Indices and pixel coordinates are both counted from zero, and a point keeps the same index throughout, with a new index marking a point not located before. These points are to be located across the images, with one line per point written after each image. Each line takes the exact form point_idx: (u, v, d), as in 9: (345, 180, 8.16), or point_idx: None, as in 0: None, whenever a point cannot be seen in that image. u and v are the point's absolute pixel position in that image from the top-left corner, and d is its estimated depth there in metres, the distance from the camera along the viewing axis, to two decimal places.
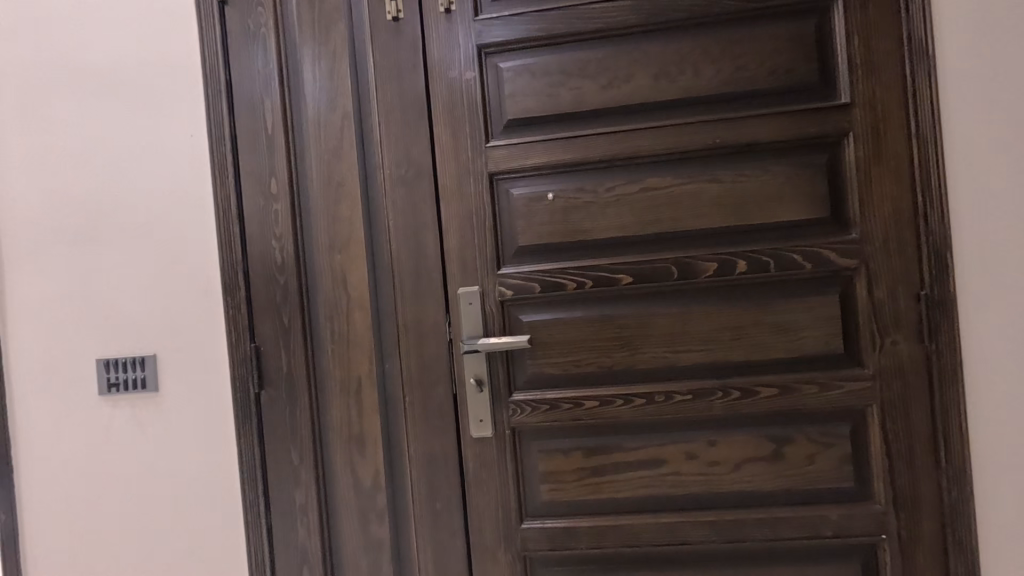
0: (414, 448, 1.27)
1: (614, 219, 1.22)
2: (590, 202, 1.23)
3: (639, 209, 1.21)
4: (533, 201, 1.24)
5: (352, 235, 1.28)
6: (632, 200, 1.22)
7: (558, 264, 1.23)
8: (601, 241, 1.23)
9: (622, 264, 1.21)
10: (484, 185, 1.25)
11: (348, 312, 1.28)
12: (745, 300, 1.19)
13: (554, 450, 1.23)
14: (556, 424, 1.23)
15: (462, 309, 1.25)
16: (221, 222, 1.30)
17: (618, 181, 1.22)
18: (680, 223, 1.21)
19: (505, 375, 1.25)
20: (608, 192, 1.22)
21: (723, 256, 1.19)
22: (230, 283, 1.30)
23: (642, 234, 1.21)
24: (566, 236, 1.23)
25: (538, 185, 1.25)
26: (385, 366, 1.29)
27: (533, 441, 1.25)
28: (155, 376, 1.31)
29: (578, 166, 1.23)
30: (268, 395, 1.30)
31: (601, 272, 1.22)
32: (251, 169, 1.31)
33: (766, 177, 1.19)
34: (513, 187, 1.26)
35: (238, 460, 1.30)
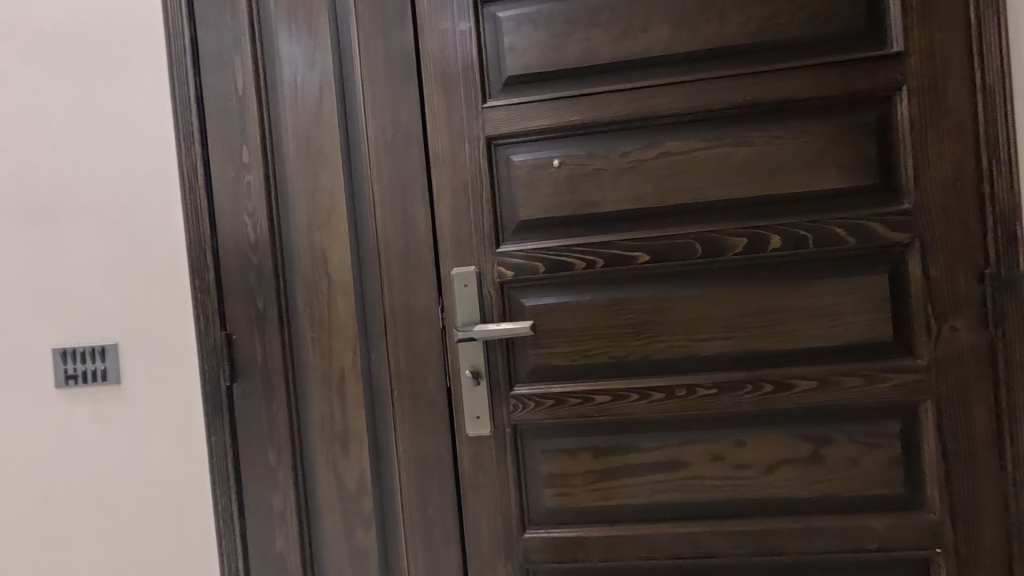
0: (404, 449, 1.13)
1: (630, 189, 1.07)
2: (602, 170, 1.08)
3: (657, 177, 1.06)
4: (536, 170, 1.10)
5: (333, 209, 1.14)
6: (651, 167, 1.07)
7: (566, 240, 1.09)
8: (614, 214, 1.08)
9: (639, 240, 1.07)
10: (481, 151, 1.11)
11: (328, 296, 1.14)
12: (780, 281, 1.04)
13: (561, 451, 1.09)
14: (563, 422, 1.09)
15: (457, 292, 1.11)
16: (188, 196, 1.16)
17: (633, 145, 1.08)
18: (705, 193, 1.05)
19: (505, 366, 1.10)
20: (622, 158, 1.08)
21: (754, 230, 1.04)
22: (199, 263, 1.16)
23: (661, 205, 1.07)
24: (574, 209, 1.09)
25: (543, 151, 1.10)
26: (371, 356, 1.15)
27: (537, 441, 1.10)
28: (117, 367, 1.18)
29: (588, 128, 1.08)
30: (242, 388, 1.16)
31: (614, 250, 1.07)
32: (220, 136, 1.17)
33: (805, 139, 1.03)
34: (514, 153, 1.11)
35: (209, 460, 1.17)
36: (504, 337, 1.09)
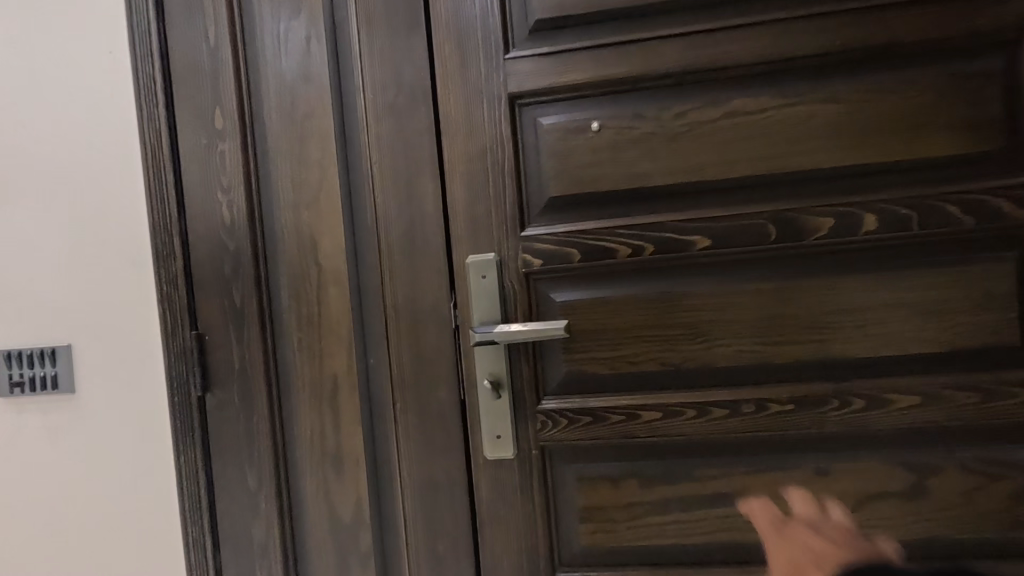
0: (408, 473, 0.94)
1: (686, 158, 0.87)
2: (652, 135, 0.88)
3: (721, 143, 0.86)
4: (570, 136, 0.90)
5: (324, 185, 0.95)
6: (713, 130, 0.86)
7: (607, 223, 0.89)
8: (667, 190, 0.88)
9: (698, 222, 0.87)
10: (503, 113, 0.91)
11: (318, 289, 0.95)
12: (875, 272, 0.84)
13: (599, 478, 0.90)
14: (601, 443, 0.90)
15: (473, 286, 0.92)
16: (149, 169, 0.97)
17: (691, 104, 0.87)
18: (781, 164, 0.85)
19: (531, 376, 0.91)
20: (677, 121, 0.87)
21: (843, 209, 0.84)
22: (163, 249, 0.97)
23: (726, 178, 0.86)
24: (617, 183, 0.89)
25: (578, 112, 0.90)
26: (369, 362, 0.96)
27: (569, 467, 0.91)
28: (71, 373, 1.00)
29: (635, 83, 0.88)
30: (216, 400, 0.98)
31: (667, 234, 0.87)
32: (188, 95, 0.96)
33: (910, 95, 0.83)
34: (543, 115, 0.91)
35: (177, 484, 0.99)
36: (531, 340, 0.89)
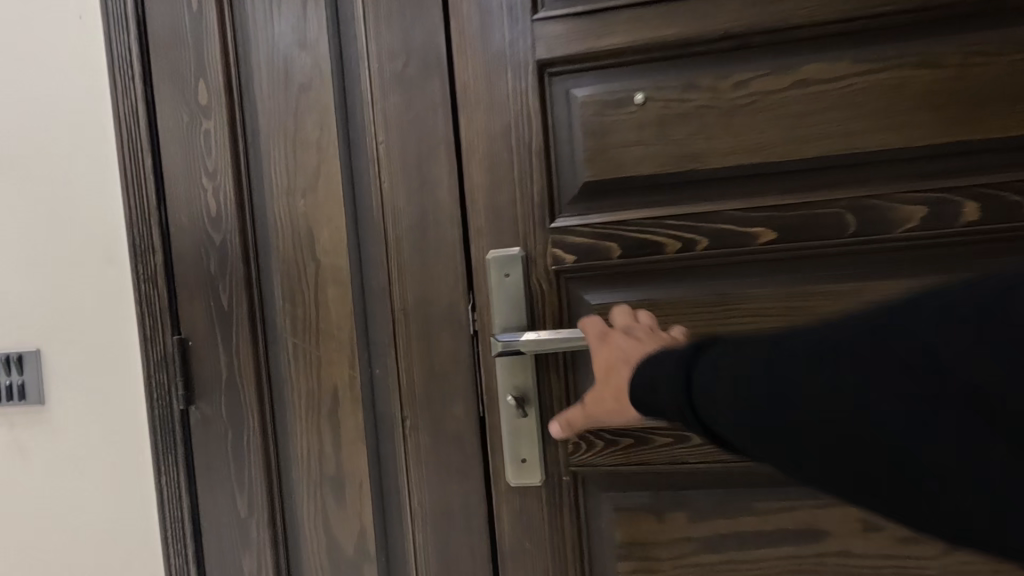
0: (419, 500, 0.82)
1: (748, 136, 0.73)
2: (707, 108, 0.74)
3: (790, 117, 0.73)
4: (609, 111, 0.76)
5: (323, 169, 0.82)
6: (780, 103, 0.73)
7: (652, 213, 0.76)
8: (724, 173, 0.75)
9: (761, 212, 0.73)
10: (530, 84, 0.78)
11: (316, 288, 0.83)
12: (974, 272, 0.71)
13: (640, 509, 0.78)
14: (643, 469, 0.77)
15: (495, 285, 0.79)
16: (123, 149, 0.84)
17: (754, 72, 0.73)
18: (862, 142, 0.72)
19: (562, 390, 0.79)
20: (737, 91, 0.74)
21: (938, 196, 0.70)
22: (141, 242, 0.85)
23: (794, 160, 0.73)
24: (664, 166, 0.75)
25: (619, 81, 0.76)
26: (374, 372, 0.84)
27: (605, 496, 0.79)
28: (40, 381, 0.88)
29: (687, 46, 0.74)
30: (201, 413, 0.86)
31: (723, 226, 0.74)
32: (167, 63, 0.84)
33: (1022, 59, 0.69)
34: (577, 86, 0.77)
35: (158, 508, 0.87)
36: (563, 350, 0.77)
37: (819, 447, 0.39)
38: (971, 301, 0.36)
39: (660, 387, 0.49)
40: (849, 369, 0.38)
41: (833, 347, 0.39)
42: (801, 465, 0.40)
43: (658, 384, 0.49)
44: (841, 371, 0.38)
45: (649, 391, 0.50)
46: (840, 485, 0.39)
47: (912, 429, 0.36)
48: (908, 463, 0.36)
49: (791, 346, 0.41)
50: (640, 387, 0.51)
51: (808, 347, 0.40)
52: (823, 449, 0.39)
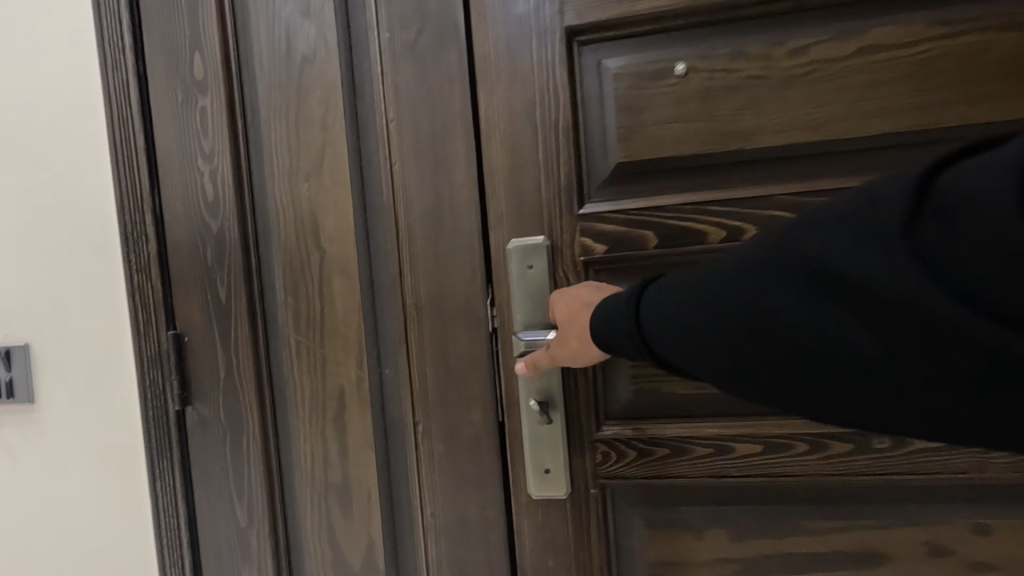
0: (431, 513, 0.76)
1: (804, 110, 0.65)
2: (757, 80, 0.66)
3: (854, 89, 0.64)
4: (645, 83, 0.68)
5: (329, 150, 0.75)
6: (841, 73, 0.65)
7: (693, 198, 0.68)
8: (776, 153, 0.66)
9: (818, 197, 0.65)
10: (557, 53, 0.70)
11: (321, 281, 0.76)
12: None
13: (676, 526, 0.71)
14: (679, 482, 0.70)
15: (517, 277, 0.72)
16: (114, 129, 0.78)
17: (812, 37, 0.65)
18: (935, 116, 0.63)
19: (590, 394, 0.71)
20: (792, 60, 0.65)
21: None
22: (133, 229, 0.78)
23: (857, 137, 0.65)
24: (708, 145, 0.67)
25: (657, 49, 0.68)
26: (384, 373, 0.77)
27: (636, 512, 0.72)
28: (28, 379, 0.82)
29: (736, 9, 0.66)
30: (199, 415, 0.80)
31: (774, 213, 0.66)
32: (161, 34, 0.77)
33: None
34: (609, 55, 0.69)
35: (153, 516, 0.81)
36: None
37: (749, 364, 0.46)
38: (872, 219, 0.40)
39: (621, 326, 0.54)
40: (774, 297, 0.43)
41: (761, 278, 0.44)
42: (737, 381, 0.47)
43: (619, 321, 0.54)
44: (765, 298, 0.44)
45: (608, 328, 0.55)
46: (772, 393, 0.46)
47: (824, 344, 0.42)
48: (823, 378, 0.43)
49: (726, 274, 0.46)
50: (600, 328, 0.56)
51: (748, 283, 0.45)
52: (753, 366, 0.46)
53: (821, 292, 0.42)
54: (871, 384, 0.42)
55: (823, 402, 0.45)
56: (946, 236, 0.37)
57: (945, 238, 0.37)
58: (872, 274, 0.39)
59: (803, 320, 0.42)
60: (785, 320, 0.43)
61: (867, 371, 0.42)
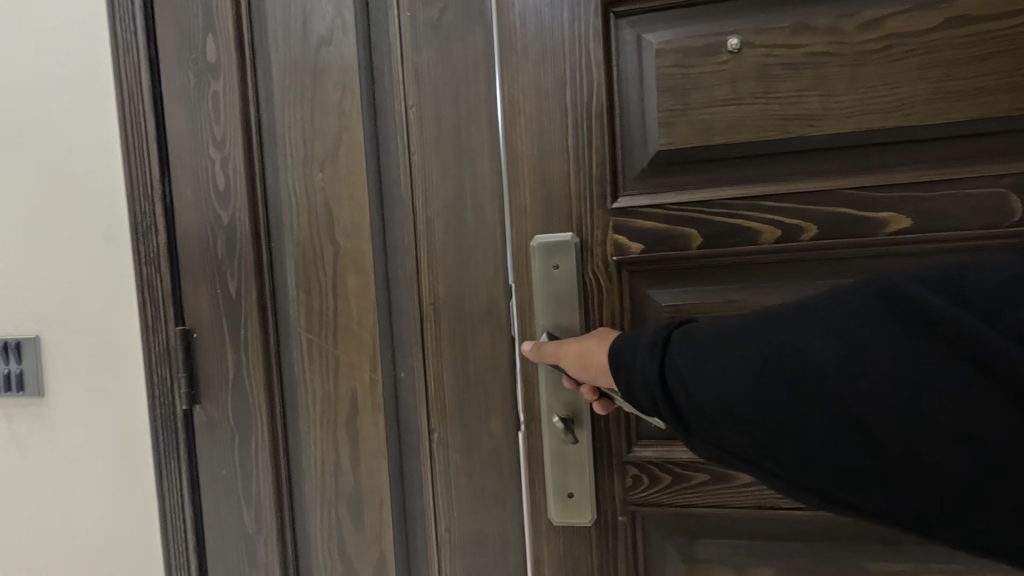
0: (446, 528, 0.71)
1: (878, 91, 0.60)
2: (824, 56, 0.60)
3: (933, 67, 0.59)
4: (696, 60, 0.62)
5: (346, 138, 0.70)
6: (922, 49, 0.59)
7: (746, 189, 0.63)
8: (841, 140, 0.61)
9: (888, 190, 0.60)
10: (595, 25, 0.63)
11: (334, 276, 0.72)
12: None
13: (714, 558, 0.65)
14: (718, 512, 0.64)
15: (542, 278, 0.66)
16: (125, 117, 0.74)
17: (888, 8, 0.59)
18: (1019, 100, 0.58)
19: (620, 413, 0.65)
20: (866, 35, 0.60)
21: None
22: (143, 220, 0.75)
23: (938, 121, 0.59)
24: (765, 130, 0.62)
25: (708, 23, 0.62)
26: (398, 375, 0.72)
27: (673, 534, 0.66)
28: (37, 372, 0.80)
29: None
30: (207, 415, 0.76)
31: (838, 209, 0.61)
32: (172, 13, 0.73)
33: None
34: (648, 29, 0.63)
35: (160, 517, 0.78)
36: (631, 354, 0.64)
37: (780, 405, 0.42)
38: (945, 281, 0.39)
39: (640, 346, 0.51)
40: (823, 345, 0.41)
41: (808, 315, 0.43)
42: (760, 424, 0.43)
43: (640, 340, 0.51)
44: (781, 338, 0.43)
45: (625, 351, 0.52)
46: (776, 451, 0.43)
47: (838, 390, 0.40)
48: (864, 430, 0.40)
49: (740, 322, 0.47)
50: (618, 345, 0.53)
51: (790, 321, 0.44)
52: (784, 410, 0.42)
53: (878, 344, 0.40)
54: (875, 453, 0.40)
55: (821, 469, 0.42)
56: (999, 297, 0.37)
57: (998, 304, 0.37)
58: (924, 323, 0.39)
59: (811, 372, 0.41)
60: (819, 365, 0.41)
61: (876, 432, 0.39)
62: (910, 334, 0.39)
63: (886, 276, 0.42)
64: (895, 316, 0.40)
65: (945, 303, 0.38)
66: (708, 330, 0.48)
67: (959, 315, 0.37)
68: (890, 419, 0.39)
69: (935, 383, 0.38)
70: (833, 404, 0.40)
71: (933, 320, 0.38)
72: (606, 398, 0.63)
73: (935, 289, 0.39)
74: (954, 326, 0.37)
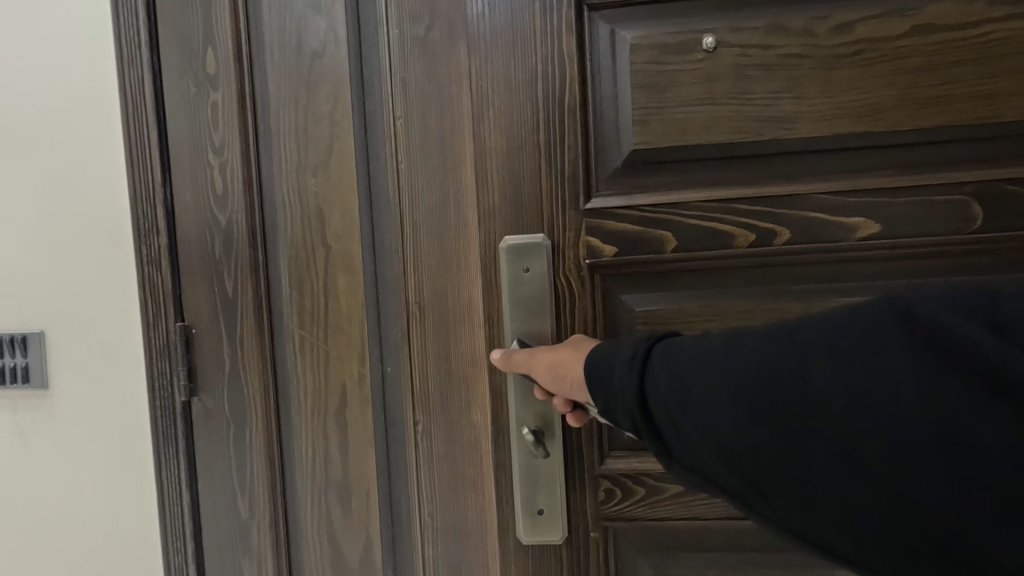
0: (429, 513, 0.75)
1: (838, 94, 0.67)
2: (790, 59, 0.67)
3: (885, 75, 0.67)
4: (673, 58, 0.67)
5: (337, 149, 0.75)
6: (877, 56, 0.67)
7: (716, 186, 0.69)
8: (804, 137, 0.68)
9: (842, 185, 0.68)
10: (569, 15, 0.68)
11: (326, 275, 0.76)
12: None
13: (681, 558, 0.70)
14: (682, 525, 0.70)
15: (510, 282, 0.70)
16: (128, 128, 0.79)
17: (844, 20, 0.67)
18: (953, 107, 0.67)
19: (591, 428, 0.70)
20: (828, 42, 0.67)
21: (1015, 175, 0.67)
22: (145, 222, 0.79)
23: (889, 123, 0.67)
24: (735, 128, 0.68)
25: (680, 21, 0.67)
26: (385, 370, 0.76)
27: (645, 536, 0.71)
28: (42, 366, 0.84)
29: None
30: (204, 406, 0.81)
31: (812, 214, 0.68)
32: (175, 28, 0.77)
33: None
34: (623, 25, 0.68)
35: (159, 505, 0.82)
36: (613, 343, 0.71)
37: (770, 425, 0.42)
38: (981, 307, 0.37)
39: (616, 362, 0.52)
40: (823, 365, 0.40)
41: (809, 334, 0.42)
42: (748, 443, 0.43)
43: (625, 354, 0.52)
44: (775, 355, 0.43)
45: (602, 364, 0.53)
46: (760, 471, 0.43)
47: (831, 414, 0.40)
48: (857, 457, 0.39)
49: (734, 337, 0.46)
50: (590, 362, 0.54)
51: (786, 339, 0.43)
52: (773, 431, 0.42)
53: (884, 370, 0.38)
54: (865, 498, 0.40)
55: (806, 492, 0.42)
56: None
57: None
58: (944, 351, 0.37)
59: (806, 408, 0.41)
60: (813, 386, 0.40)
61: (870, 459, 0.39)
62: (923, 376, 0.37)
63: (904, 294, 0.40)
64: (913, 343, 0.38)
65: (972, 330, 0.36)
66: (699, 344, 0.48)
67: (989, 348, 0.35)
68: (880, 461, 0.38)
69: (941, 435, 0.36)
70: (826, 443, 0.40)
71: (954, 346, 0.36)
72: (579, 410, 0.66)
73: (960, 312, 0.37)
74: (974, 353, 0.35)
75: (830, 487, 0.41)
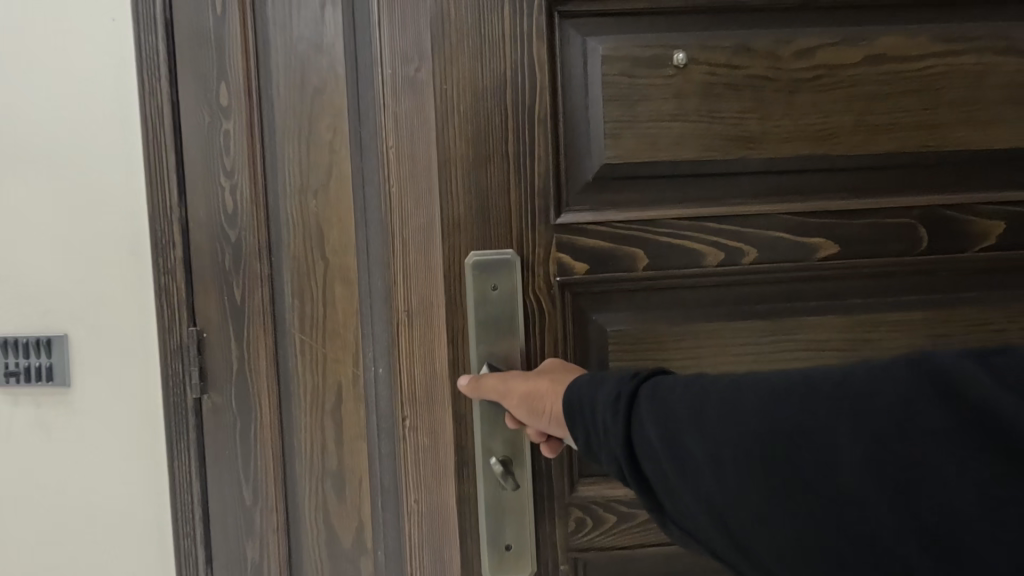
0: (416, 499, 0.79)
1: (784, 108, 0.77)
2: (744, 75, 0.77)
3: (824, 92, 0.77)
4: (643, 69, 0.76)
5: (335, 171, 0.85)
6: (818, 76, 0.77)
7: (680, 196, 0.78)
8: (758, 146, 0.77)
9: (785, 195, 0.78)
10: (541, 20, 0.75)
11: (324, 286, 0.86)
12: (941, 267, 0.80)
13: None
14: (642, 552, 0.79)
15: (478, 298, 0.77)
16: (150, 151, 0.88)
17: (790, 43, 0.77)
18: (879, 123, 0.78)
19: (561, 459, 0.78)
20: (776, 63, 0.77)
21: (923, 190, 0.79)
22: (163, 235, 0.88)
23: (825, 138, 0.78)
24: (698, 138, 0.77)
25: (651, 35, 0.77)
26: (376, 371, 0.84)
27: (608, 561, 0.79)
28: (66, 366, 0.92)
29: (740, 11, 0.77)
30: (213, 403, 0.89)
31: (759, 219, 0.78)
32: (191, 64, 0.87)
33: (998, 63, 0.78)
34: (593, 35, 0.76)
35: (171, 492, 0.91)
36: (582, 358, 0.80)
37: (786, 489, 0.42)
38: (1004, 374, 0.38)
39: (604, 400, 0.53)
40: (841, 429, 0.41)
41: (825, 393, 0.42)
42: (760, 506, 0.43)
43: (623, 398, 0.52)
44: (787, 411, 0.43)
45: (588, 396, 0.55)
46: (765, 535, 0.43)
47: (849, 480, 0.40)
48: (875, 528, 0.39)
49: (740, 386, 0.47)
50: (574, 395, 0.56)
51: (798, 397, 0.43)
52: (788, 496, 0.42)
53: (909, 440, 0.39)
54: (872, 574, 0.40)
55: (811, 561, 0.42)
56: None
57: None
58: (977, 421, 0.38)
59: (819, 474, 0.41)
60: (830, 450, 0.41)
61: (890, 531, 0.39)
62: (952, 455, 0.38)
63: (932, 351, 0.42)
64: (944, 414, 0.39)
65: (1012, 399, 0.37)
66: (702, 394, 0.48)
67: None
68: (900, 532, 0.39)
69: (958, 516, 0.37)
70: (840, 514, 0.40)
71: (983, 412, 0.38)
72: (553, 440, 0.74)
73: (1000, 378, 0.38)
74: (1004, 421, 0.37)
75: (834, 562, 0.41)
